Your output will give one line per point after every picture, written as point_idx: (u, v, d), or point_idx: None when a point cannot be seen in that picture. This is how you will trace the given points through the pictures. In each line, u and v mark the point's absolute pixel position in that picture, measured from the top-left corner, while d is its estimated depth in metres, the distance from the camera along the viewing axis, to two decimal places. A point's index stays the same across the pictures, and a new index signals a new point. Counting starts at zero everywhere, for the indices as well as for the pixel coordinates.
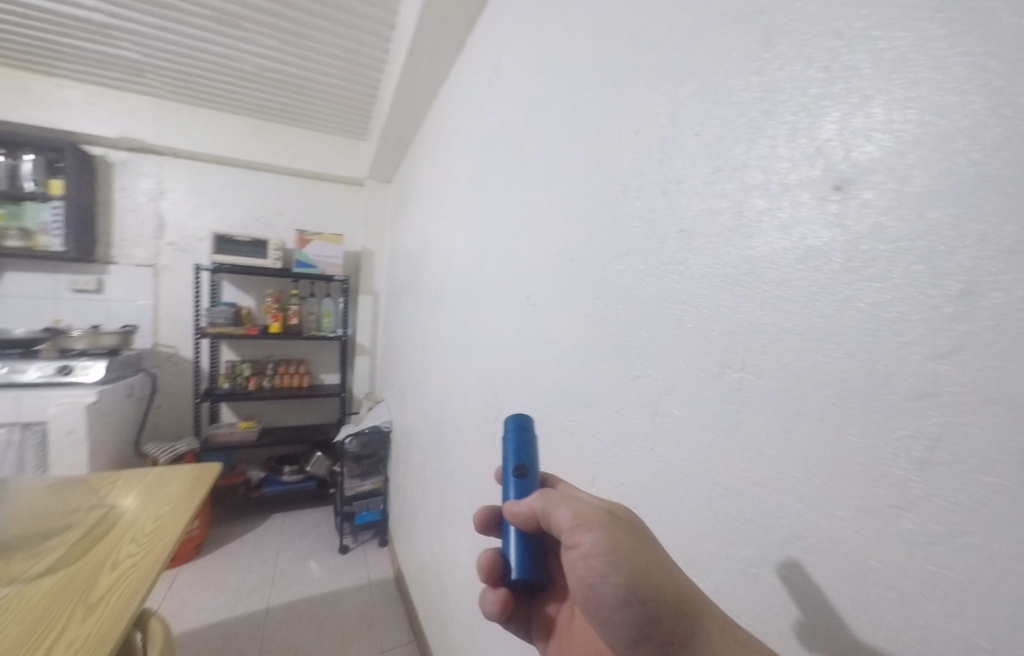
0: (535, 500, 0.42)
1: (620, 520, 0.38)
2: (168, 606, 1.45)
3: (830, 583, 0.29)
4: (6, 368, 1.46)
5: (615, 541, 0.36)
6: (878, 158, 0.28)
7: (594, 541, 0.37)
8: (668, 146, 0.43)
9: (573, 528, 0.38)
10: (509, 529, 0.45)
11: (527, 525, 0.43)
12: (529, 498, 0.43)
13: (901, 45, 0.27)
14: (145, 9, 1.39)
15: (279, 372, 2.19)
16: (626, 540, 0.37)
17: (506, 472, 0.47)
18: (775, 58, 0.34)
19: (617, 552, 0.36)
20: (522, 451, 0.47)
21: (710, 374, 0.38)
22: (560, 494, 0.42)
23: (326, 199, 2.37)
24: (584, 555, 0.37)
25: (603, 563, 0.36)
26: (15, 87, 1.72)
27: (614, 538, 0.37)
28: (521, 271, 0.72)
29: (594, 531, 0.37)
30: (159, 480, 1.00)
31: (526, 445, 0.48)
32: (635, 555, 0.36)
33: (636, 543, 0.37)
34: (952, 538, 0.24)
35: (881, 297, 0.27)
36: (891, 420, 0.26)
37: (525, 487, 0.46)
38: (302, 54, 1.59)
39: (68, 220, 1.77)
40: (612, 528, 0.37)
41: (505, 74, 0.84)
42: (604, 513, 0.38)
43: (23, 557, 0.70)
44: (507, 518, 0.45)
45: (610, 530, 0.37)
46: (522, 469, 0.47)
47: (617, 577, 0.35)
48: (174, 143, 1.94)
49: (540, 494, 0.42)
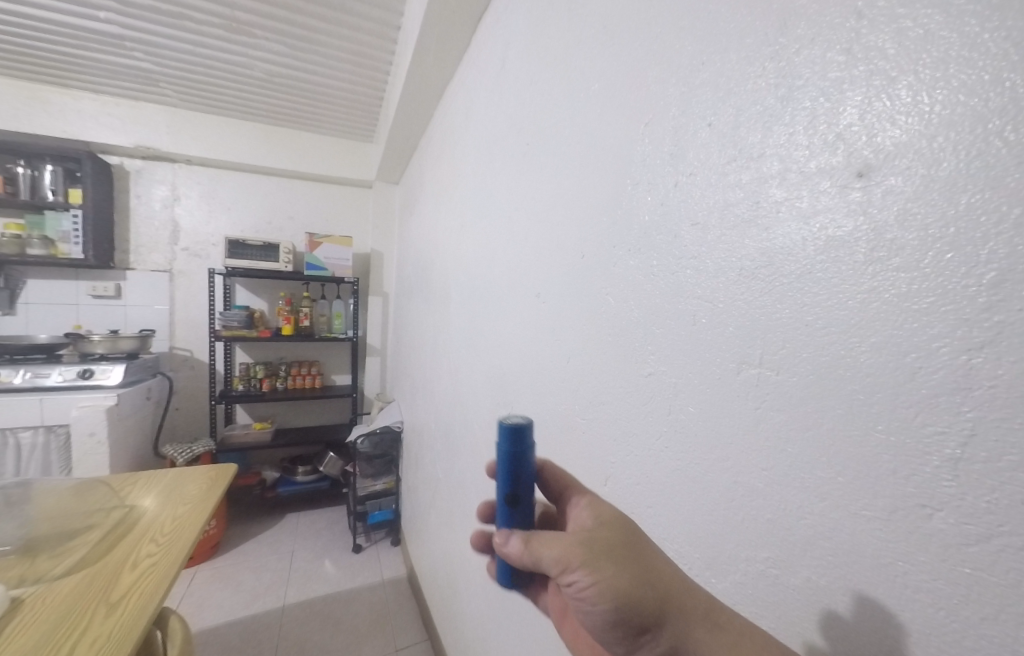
0: (521, 548, 0.41)
1: (601, 547, 0.37)
2: (187, 604, 1.48)
3: (857, 586, 0.28)
4: (30, 372, 1.49)
5: (598, 571, 0.36)
6: (904, 141, 0.27)
7: (581, 580, 0.36)
8: (680, 137, 0.42)
9: (560, 570, 0.38)
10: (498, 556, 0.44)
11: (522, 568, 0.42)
12: (515, 545, 0.41)
13: (926, 23, 0.26)
14: (158, 20, 1.42)
15: (291, 374, 2.22)
16: (608, 565, 0.36)
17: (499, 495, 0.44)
18: (792, 42, 0.33)
19: (602, 583, 0.35)
20: (514, 478, 0.43)
21: (727, 370, 0.37)
22: (539, 533, 0.40)
23: (335, 203, 2.40)
24: (577, 595, 0.37)
25: (595, 597, 0.36)
26: (36, 100, 1.77)
27: (597, 569, 0.36)
28: (530, 268, 0.72)
29: (580, 569, 0.36)
30: (176, 480, 1.02)
31: (522, 461, 0.43)
32: (620, 578, 0.36)
33: (618, 563, 0.36)
34: (990, 538, 0.23)
35: (910, 288, 0.26)
36: (920, 415, 0.25)
37: (515, 516, 0.44)
38: (310, 59, 1.60)
39: (87, 228, 1.81)
40: (593, 558, 0.36)
41: (512, 71, 0.83)
42: (582, 543, 0.37)
43: (48, 558, 0.71)
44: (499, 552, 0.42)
45: (592, 561, 0.36)
46: (514, 499, 0.43)
47: (606, 605, 0.35)
48: (187, 151, 1.98)
49: (523, 541, 0.40)
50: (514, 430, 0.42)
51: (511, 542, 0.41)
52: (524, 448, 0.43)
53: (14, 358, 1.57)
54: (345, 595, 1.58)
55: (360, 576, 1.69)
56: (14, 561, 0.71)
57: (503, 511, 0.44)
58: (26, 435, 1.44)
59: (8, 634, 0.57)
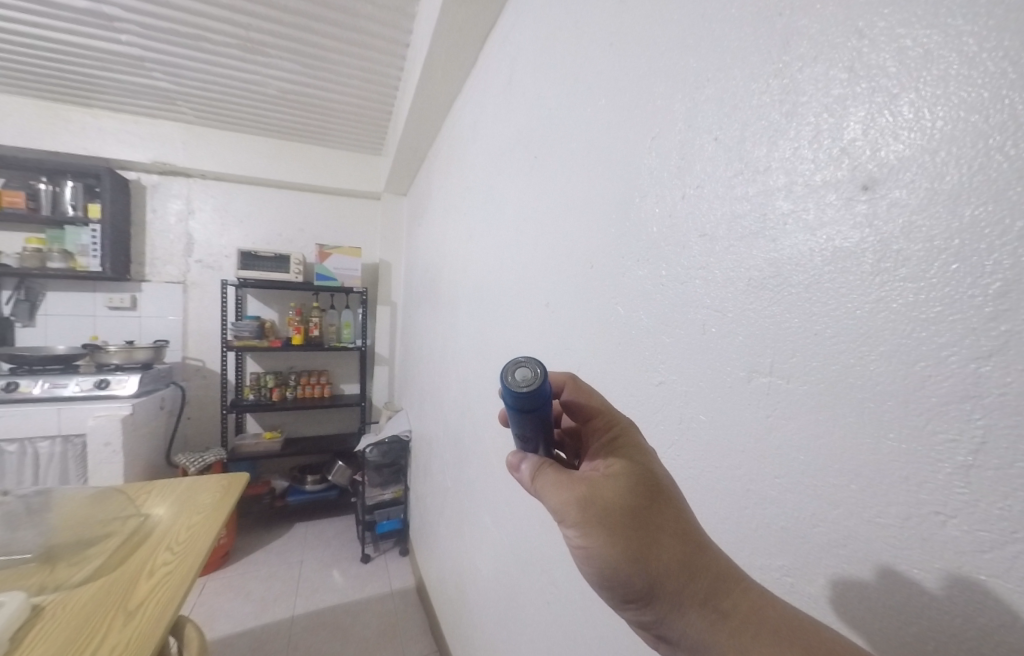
0: (530, 480, 0.39)
1: (597, 511, 0.35)
2: (199, 613, 1.49)
3: (872, 594, 0.28)
4: (49, 383, 1.53)
5: (588, 539, 0.34)
6: (908, 156, 0.27)
7: (569, 537, 0.35)
8: (687, 149, 0.43)
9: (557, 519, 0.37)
10: None
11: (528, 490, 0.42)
12: (526, 479, 0.39)
13: (926, 42, 0.27)
14: (175, 41, 1.47)
15: (301, 383, 2.25)
16: (602, 535, 0.34)
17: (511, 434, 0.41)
18: (795, 61, 0.34)
19: (590, 551, 0.34)
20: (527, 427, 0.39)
21: (739, 378, 0.37)
22: (546, 475, 0.38)
23: (344, 214, 2.44)
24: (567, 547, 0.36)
25: (582, 560, 0.35)
26: (58, 118, 1.84)
27: (589, 535, 0.34)
28: (538, 276, 0.73)
29: (570, 528, 0.35)
30: (190, 489, 1.03)
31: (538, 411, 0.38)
32: (610, 551, 0.34)
33: (614, 539, 0.34)
34: (1004, 545, 0.23)
35: (917, 298, 0.26)
36: (931, 423, 0.26)
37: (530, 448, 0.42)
38: (321, 76, 1.64)
39: (105, 242, 1.86)
40: (587, 523, 0.35)
41: (520, 84, 0.85)
42: (579, 504, 0.35)
43: (67, 566, 0.73)
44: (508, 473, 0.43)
45: (585, 524, 0.35)
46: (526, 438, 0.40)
47: (591, 566, 0.35)
48: (201, 165, 2.03)
49: (533, 482, 0.39)
50: (526, 393, 0.36)
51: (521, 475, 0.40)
52: (538, 404, 0.37)
53: (33, 369, 1.60)
54: (354, 605, 1.57)
55: (368, 586, 1.68)
56: (34, 569, 0.72)
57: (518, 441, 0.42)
58: (44, 445, 1.47)
59: (30, 640, 0.58)
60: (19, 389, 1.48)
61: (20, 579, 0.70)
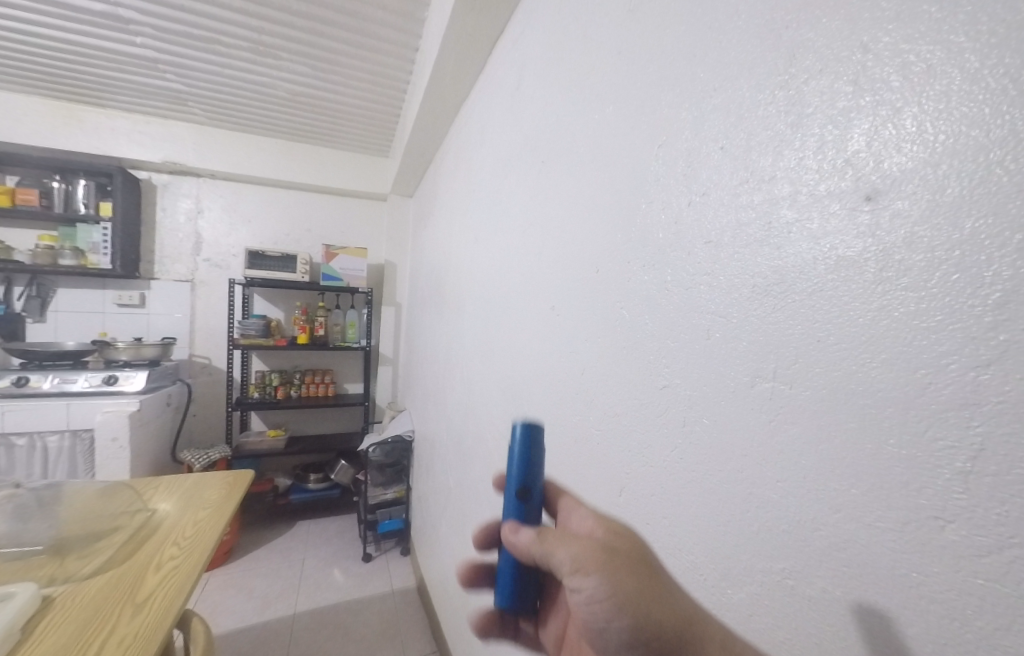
0: (533, 541, 0.43)
1: (617, 561, 0.40)
2: (202, 608, 1.50)
3: (873, 597, 0.28)
4: (59, 378, 1.55)
5: (614, 583, 0.39)
6: (910, 169, 0.28)
7: (595, 585, 0.39)
8: (693, 157, 0.44)
9: (572, 572, 0.40)
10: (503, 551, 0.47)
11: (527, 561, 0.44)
12: (527, 541, 0.43)
13: (929, 58, 0.27)
14: (190, 44, 1.49)
15: (305, 382, 2.26)
16: (624, 578, 0.39)
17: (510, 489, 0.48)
18: (800, 73, 0.34)
19: (617, 595, 0.38)
20: (527, 471, 0.49)
21: (742, 382, 0.38)
22: (551, 531, 0.43)
23: (351, 215, 2.46)
24: (587, 599, 0.39)
25: (608, 609, 0.38)
26: (72, 118, 1.87)
27: (613, 579, 0.39)
28: (543, 280, 0.74)
29: (594, 574, 0.39)
30: (196, 485, 1.05)
31: (532, 464, 0.49)
32: (638, 593, 0.38)
33: (635, 581, 0.39)
34: (1001, 549, 0.24)
35: (918, 307, 0.27)
36: (932, 429, 0.26)
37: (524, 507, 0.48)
38: (331, 79, 1.66)
39: (115, 239, 1.88)
40: (611, 568, 0.39)
41: (528, 89, 0.86)
42: (598, 551, 0.41)
43: (76, 559, 0.74)
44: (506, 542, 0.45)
45: (608, 570, 0.39)
46: (524, 489, 0.48)
47: (623, 615, 0.38)
48: (211, 165, 2.05)
49: (538, 538, 0.42)
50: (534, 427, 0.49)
51: (520, 536, 0.44)
52: (536, 448, 0.49)
53: (43, 364, 1.62)
54: (355, 604, 1.58)
55: (369, 585, 1.69)
56: (46, 560, 0.73)
57: (514, 503, 0.48)
58: (53, 439, 1.49)
59: (41, 631, 0.59)
60: (30, 384, 1.50)
61: (32, 571, 0.71)
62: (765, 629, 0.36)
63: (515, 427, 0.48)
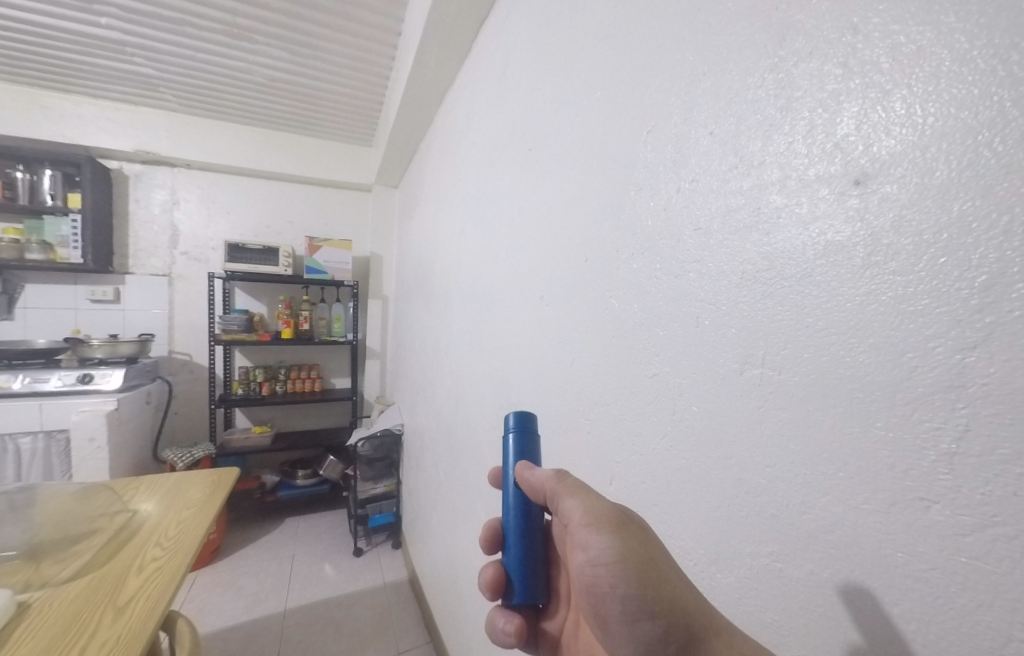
0: (549, 478, 0.47)
1: (629, 526, 0.42)
2: (189, 608, 1.48)
3: (860, 579, 0.29)
4: (30, 377, 1.49)
5: (623, 546, 0.40)
6: (899, 151, 0.28)
7: (603, 544, 0.40)
8: (682, 143, 0.43)
9: (583, 529, 0.42)
10: (511, 536, 0.49)
11: (537, 500, 0.49)
12: (544, 476, 0.47)
13: (919, 39, 0.27)
14: (159, 25, 1.43)
15: (291, 377, 2.22)
16: (635, 542, 0.41)
17: (508, 476, 0.50)
18: (790, 55, 0.34)
19: (623, 557, 0.40)
20: (525, 454, 0.50)
21: (731, 370, 0.38)
22: (570, 481, 0.46)
23: (334, 207, 2.40)
24: (592, 559, 0.41)
25: (611, 569, 0.40)
26: (35, 104, 1.77)
27: (622, 543, 0.40)
28: (532, 271, 0.73)
29: (604, 533, 0.41)
30: (179, 484, 1.02)
31: (528, 452, 0.51)
32: (643, 557, 0.40)
33: (645, 549, 0.40)
34: (984, 528, 0.24)
35: (907, 291, 0.27)
36: (917, 413, 0.26)
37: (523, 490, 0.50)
38: (310, 64, 1.61)
39: (85, 232, 1.81)
40: (622, 531, 0.41)
41: (515, 76, 0.84)
42: (613, 511, 0.42)
43: (52, 562, 0.71)
44: (521, 508, 0.49)
45: (620, 531, 0.41)
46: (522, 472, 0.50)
47: (626, 575, 0.39)
48: (186, 154, 1.98)
49: (555, 477, 0.46)
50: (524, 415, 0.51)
51: (535, 472, 0.48)
52: (531, 433, 0.51)
53: (13, 363, 1.55)
54: (346, 599, 1.58)
55: (360, 579, 1.69)
56: (19, 565, 0.71)
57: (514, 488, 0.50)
58: (26, 440, 1.44)
59: (16, 638, 0.57)
60: None
61: (4, 577, 0.68)
62: (754, 612, 0.36)
63: (509, 417, 0.51)
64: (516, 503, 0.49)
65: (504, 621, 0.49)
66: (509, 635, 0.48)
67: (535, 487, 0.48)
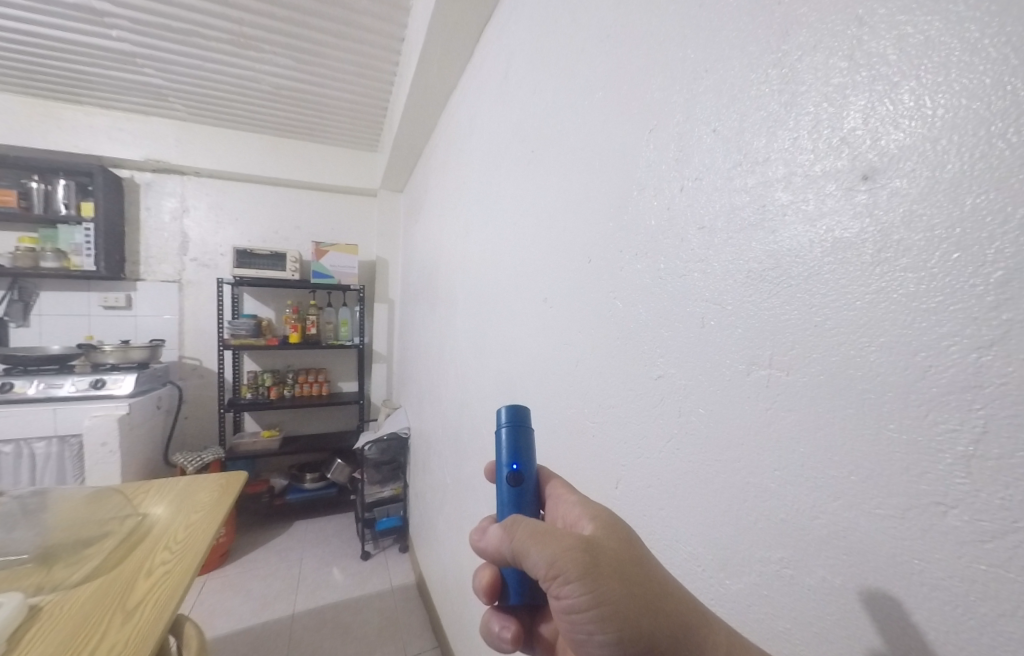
0: (503, 538, 0.41)
1: (601, 565, 0.37)
2: (198, 612, 1.49)
3: (876, 587, 0.28)
4: (44, 383, 1.51)
5: (596, 595, 0.36)
6: (907, 145, 0.27)
7: (574, 597, 0.37)
8: (685, 141, 0.43)
9: (552, 580, 0.38)
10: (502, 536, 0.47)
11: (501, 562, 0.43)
12: (496, 538, 0.42)
13: (927, 29, 0.27)
14: (167, 36, 1.45)
15: (299, 382, 2.23)
16: (609, 585, 0.37)
17: (501, 473, 0.49)
18: (793, 50, 0.33)
19: (597, 605, 0.36)
20: (516, 452, 0.48)
21: (737, 370, 0.37)
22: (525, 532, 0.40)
23: (340, 212, 2.43)
24: (567, 609, 0.38)
25: (588, 617, 0.37)
26: (50, 116, 1.82)
27: (596, 590, 0.36)
28: (536, 272, 0.73)
29: (573, 584, 0.37)
30: (188, 488, 1.03)
31: (521, 448, 0.49)
32: (619, 598, 0.36)
33: (623, 589, 0.37)
34: (1005, 534, 0.23)
35: (919, 288, 0.26)
36: (933, 412, 0.26)
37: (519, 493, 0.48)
38: (315, 71, 1.62)
39: (99, 240, 1.84)
40: (594, 578, 0.36)
41: (516, 79, 0.84)
42: (580, 557, 0.37)
43: (64, 566, 0.72)
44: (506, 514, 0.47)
45: (592, 578, 0.37)
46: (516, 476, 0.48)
47: (603, 621, 0.36)
48: (196, 162, 2.01)
49: (507, 536, 0.41)
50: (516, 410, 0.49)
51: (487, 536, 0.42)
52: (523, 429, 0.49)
53: (27, 369, 1.58)
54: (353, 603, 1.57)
55: (368, 583, 1.69)
56: (31, 569, 0.72)
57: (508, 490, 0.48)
58: (40, 445, 1.47)
59: (29, 640, 0.58)
60: (14, 390, 1.47)
61: (18, 580, 0.69)
62: (763, 619, 0.35)
63: (500, 413, 0.49)
64: (508, 502, 0.48)
65: (499, 626, 0.49)
66: (506, 641, 0.48)
67: (492, 547, 0.42)
